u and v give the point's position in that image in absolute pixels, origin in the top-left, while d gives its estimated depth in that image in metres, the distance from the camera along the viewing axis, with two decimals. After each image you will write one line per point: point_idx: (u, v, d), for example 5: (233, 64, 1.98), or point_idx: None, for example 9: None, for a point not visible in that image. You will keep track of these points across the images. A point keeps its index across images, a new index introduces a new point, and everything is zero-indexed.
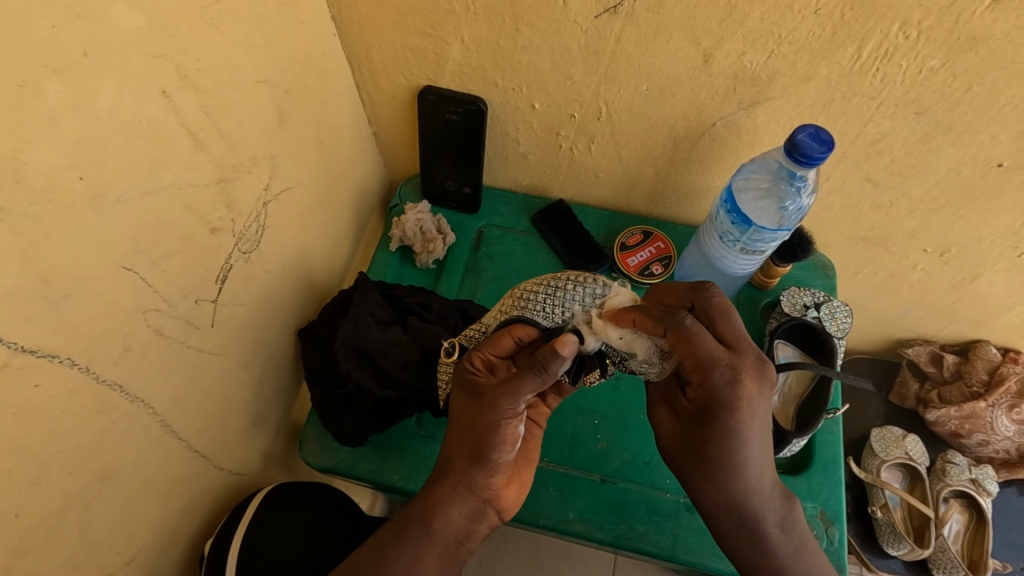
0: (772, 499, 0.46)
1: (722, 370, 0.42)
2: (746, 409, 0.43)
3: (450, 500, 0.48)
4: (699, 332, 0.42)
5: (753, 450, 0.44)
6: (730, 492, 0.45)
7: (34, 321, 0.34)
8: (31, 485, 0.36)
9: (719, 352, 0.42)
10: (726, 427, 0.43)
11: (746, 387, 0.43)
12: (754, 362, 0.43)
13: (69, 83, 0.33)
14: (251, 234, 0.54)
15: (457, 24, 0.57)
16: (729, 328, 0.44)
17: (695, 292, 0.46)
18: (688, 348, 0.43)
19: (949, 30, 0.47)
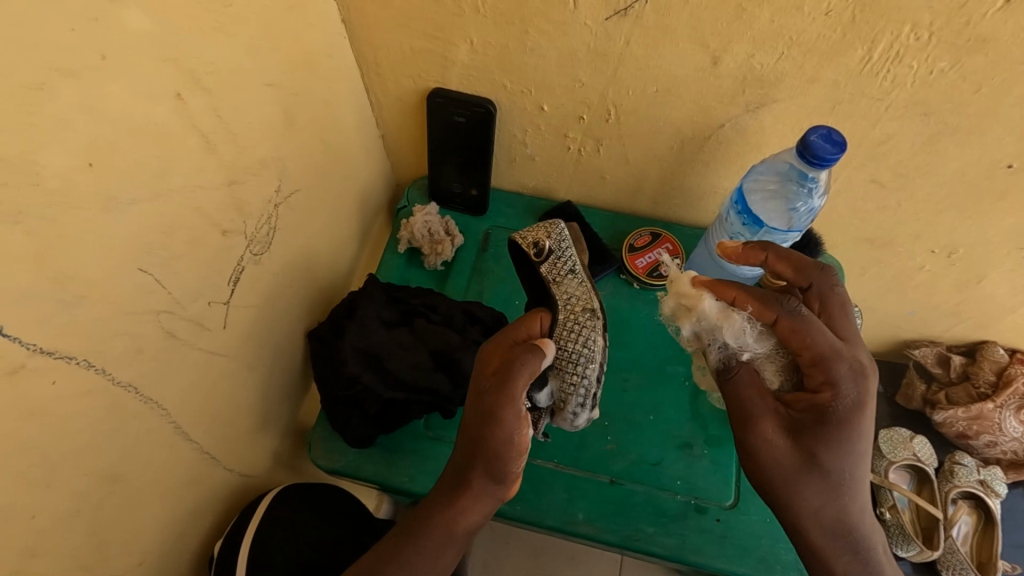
0: (862, 494, 0.49)
1: (844, 364, 0.47)
2: (863, 397, 0.47)
3: (463, 501, 0.47)
4: (815, 326, 0.47)
5: (863, 433, 0.48)
6: (841, 484, 0.47)
7: (48, 323, 0.34)
8: (43, 486, 0.36)
9: (840, 347, 0.47)
10: (840, 416, 0.47)
11: (851, 379, 0.47)
12: (852, 363, 0.47)
13: (83, 86, 0.33)
14: (261, 236, 0.54)
15: (465, 26, 0.58)
16: (840, 325, 0.49)
17: (799, 275, 0.50)
18: (804, 344, 0.47)
19: (957, 32, 0.47)
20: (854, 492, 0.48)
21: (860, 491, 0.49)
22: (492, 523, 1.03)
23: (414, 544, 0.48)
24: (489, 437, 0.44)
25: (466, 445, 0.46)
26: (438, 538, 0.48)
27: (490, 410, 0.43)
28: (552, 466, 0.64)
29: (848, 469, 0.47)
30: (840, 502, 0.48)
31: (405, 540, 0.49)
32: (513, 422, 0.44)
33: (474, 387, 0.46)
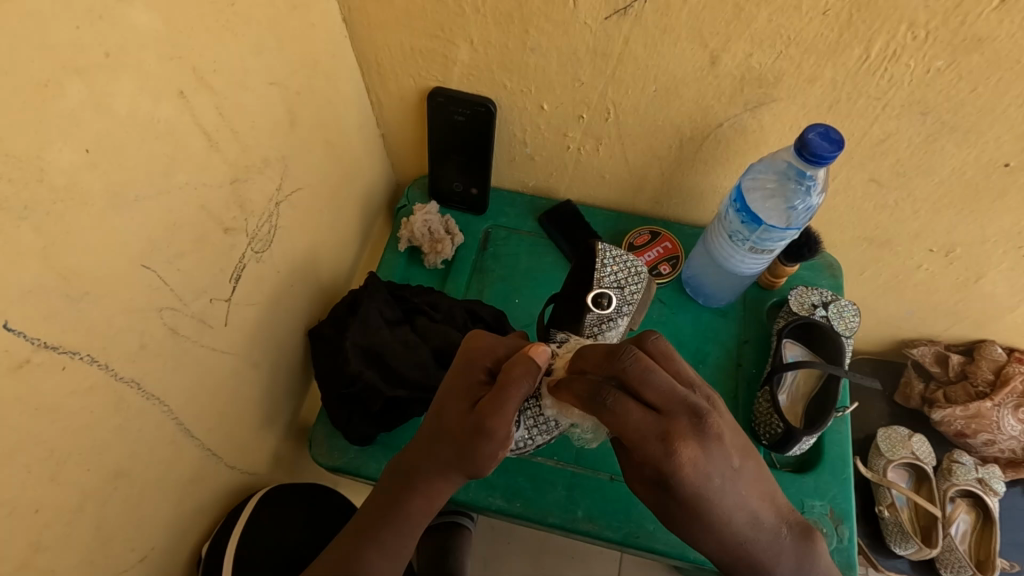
0: (784, 548, 0.44)
1: (652, 443, 0.39)
2: (693, 468, 0.40)
3: (426, 488, 0.50)
4: (623, 407, 0.40)
5: (728, 501, 0.42)
6: (727, 547, 0.43)
7: (54, 318, 0.35)
8: (47, 481, 0.36)
9: (648, 426, 0.40)
10: (687, 494, 0.41)
11: (684, 452, 0.39)
12: (690, 422, 0.40)
13: (88, 83, 0.34)
14: (263, 234, 0.54)
15: (466, 26, 0.58)
16: (654, 394, 0.40)
17: (611, 359, 0.42)
18: (615, 427, 0.41)
19: (954, 32, 0.47)
20: (770, 544, 0.44)
21: (781, 548, 0.44)
22: (492, 522, 1.04)
23: (372, 539, 0.49)
24: (475, 447, 0.46)
25: (444, 445, 0.49)
26: (399, 527, 0.49)
27: (481, 426, 0.45)
28: (553, 464, 0.65)
29: (736, 526, 0.42)
30: (740, 559, 0.44)
31: (367, 537, 0.49)
32: (500, 437, 0.46)
33: (468, 395, 0.48)
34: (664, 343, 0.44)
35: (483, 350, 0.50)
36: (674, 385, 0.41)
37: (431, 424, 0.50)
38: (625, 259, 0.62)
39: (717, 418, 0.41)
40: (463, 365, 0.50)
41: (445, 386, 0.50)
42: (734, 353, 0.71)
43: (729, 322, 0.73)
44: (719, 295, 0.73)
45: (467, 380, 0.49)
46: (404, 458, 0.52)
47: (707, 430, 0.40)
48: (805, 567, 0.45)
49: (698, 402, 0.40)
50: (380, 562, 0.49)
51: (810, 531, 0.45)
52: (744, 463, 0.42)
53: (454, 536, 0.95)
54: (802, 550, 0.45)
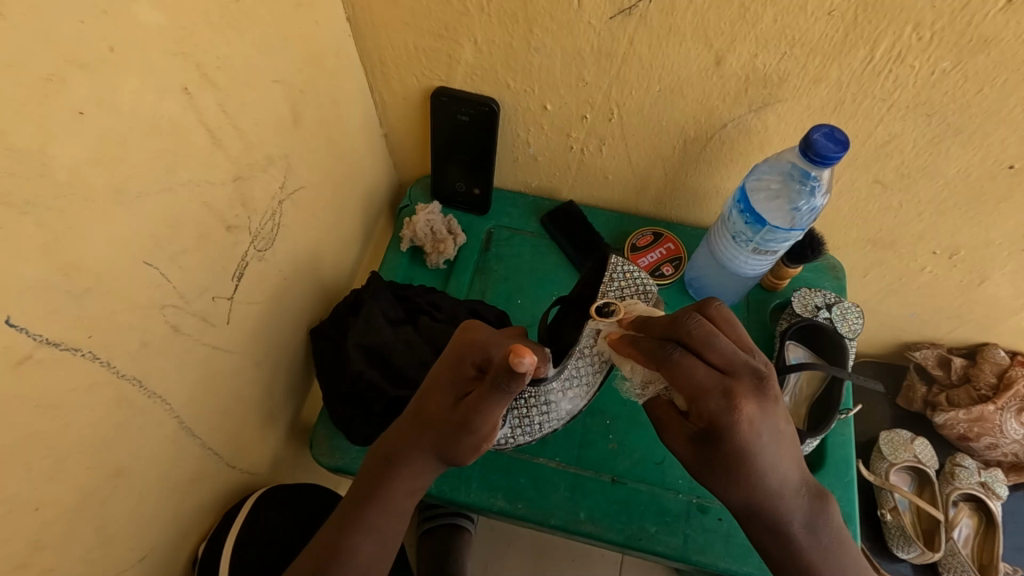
0: (800, 505, 0.44)
1: (714, 398, 0.41)
2: (750, 427, 0.41)
3: (410, 470, 0.50)
4: (688, 363, 0.42)
5: (771, 456, 0.42)
6: (758, 500, 0.43)
7: (55, 315, 0.34)
8: (49, 479, 0.36)
9: (712, 381, 0.41)
10: (736, 447, 0.41)
11: (744, 410, 0.41)
12: (752, 384, 0.41)
13: (93, 79, 0.33)
14: (266, 233, 0.54)
15: (470, 25, 0.58)
16: (717, 353, 0.42)
17: (676, 323, 0.45)
18: (677, 381, 0.42)
19: (960, 33, 0.47)
20: (793, 503, 0.44)
21: (798, 508, 0.44)
22: (492, 524, 1.03)
23: (357, 522, 0.48)
24: (456, 439, 0.48)
25: (430, 433, 0.49)
26: (383, 505, 0.49)
27: (467, 421, 0.46)
28: (554, 465, 0.65)
29: (769, 481, 0.42)
30: (764, 513, 0.43)
31: (351, 526, 0.48)
32: (484, 432, 0.47)
33: (456, 387, 0.49)
34: (726, 310, 0.46)
35: (476, 345, 0.50)
36: (736, 351, 0.42)
37: (414, 412, 0.51)
38: (636, 275, 0.60)
39: (774, 381, 0.42)
40: (458, 355, 0.50)
41: (431, 378, 0.51)
42: None
43: None
44: (722, 296, 0.73)
45: (458, 372, 0.49)
46: (390, 438, 0.52)
47: (767, 394, 0.41)
48: (820, 525, 0.44)
49: (760, 366, 0.42)
50: (366, 542, 0.48)
51: (826, 493, 0.45)
52: (787, 427, 0.43)
53: (454, 538, 0.95)
54: (816, 509, 0.45)
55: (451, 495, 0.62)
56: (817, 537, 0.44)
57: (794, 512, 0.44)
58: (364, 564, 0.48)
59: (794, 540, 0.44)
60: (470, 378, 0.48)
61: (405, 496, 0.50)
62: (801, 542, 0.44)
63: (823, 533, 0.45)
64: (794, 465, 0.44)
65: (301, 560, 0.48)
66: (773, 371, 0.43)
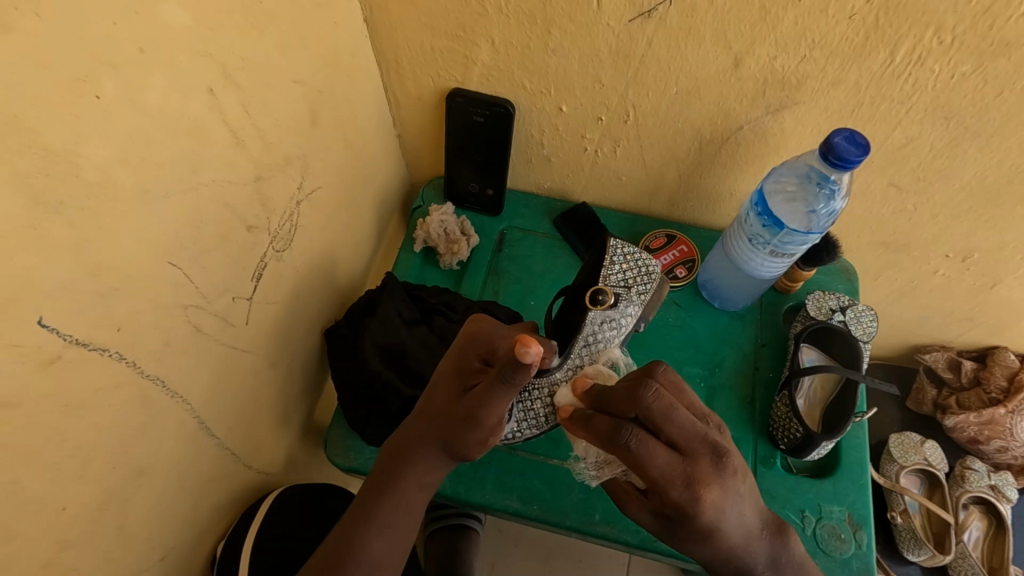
0: (763, 547, 0.45)
1: (677, 488, 0.40)
2: (714, 509, 0.41)
3: (420, 464, 0.50)
4: (649, 451, 0.40)
5: (733, 522, 0.43)
6: (723, 553, 0.44)
7: (84, 314, 0.34)
8: (75, 478, 0.36)
9: (675, 470, 0.40)
10: (701, 527, 0.42)
11: (708, 496, 0.41)
12: (711, 463, 0.41)
13: (123, 79, 0.33)
14: (284, 233, 0.54)
15: (488, 27, 0.58)
16: (676, 433, 0.41)
17: (634, 398, 0.42)
18: (639, 470, 0.41)
19: (981, 36, 0.47)
20: (758, 547, 0.45)
21: (762, 551, 0.45)
22: (500, 524, 1.03)
23: (369, 518, 0.49)
24: (462, 432, 0.48)
25: (437, 425, 0.49)
26: (394, 500, 0.50)
27: (472, 414, 0.46)
28: (568, 467, 0.65)
29: (733, 541, 0.43)
30: (729, 565, 0.44)
31: (364, 523, 0.48)
32: (490, 424, 0.47)
33: (462, 379, 0.49)
34: (673, 375, 0.46)
35: (481, 337, 0.50)
36: (695, 425, 0.41)
37: (422, 404, 0.51)
38: (637, 257, 0.60)
39: (733, 455, 0.42)
40: (464, 349, 0.50)
41: (438, 373, 0.51)
42: (751, 357, 0.71)
43: (746, 325, 0.73)
44: (736, 298, 0.73)
45: (463, 368, 0.49)
46: (401, 433, 0.52)
47: (725, 469, 0.41)
48: (783, 562, 0.46)
49: (718, 442, 0.42)
50: (380, 541, 0.48)
51: (786, 529, 0.47)
52: (748, 485, 0.44)
53: (463, 538, 0.95)
54: (779, 545, 0.46)
55: (466, 496, 0.62)
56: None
57: (758, 556, 0.45)
58: (378, 561, 0.48)
59: None
60: (476, 372, 0.49)
61: (417, 491, 0.50)
62: None
63: (786, 562, 0.47)
64: (754, 514, 0.45)
65: (316, 559, 0.48)
66: (728, 443, 0.43)
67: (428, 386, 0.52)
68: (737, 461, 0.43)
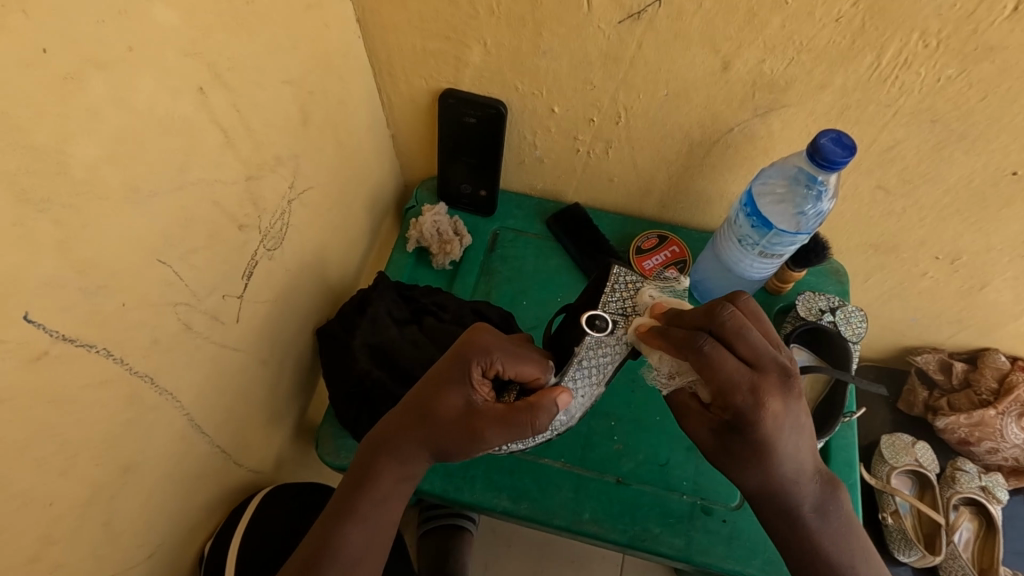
0: (813, 489, 0.46)
1: (742, 393, 0.41)
2: (773, 421, 0.42)
3: (400, 463, 0.50)
4: (718, 354, 0.41)
5: (791, 443, 0.43)
6: (774, 480, 0.44)
7: (71, 310, 0.35)
8: (61, 474, 0.36)
9: (740, 377, 0.41)
10: (760, 440, 0.42)
11: (772, 406, 0.41)
12: (778, 380, 0.42)
13: (111, 78, 0.34)
14: (274, 232, 0.54)
15: (479, 29, 0.58)
16: (744, 350, 0.42)
17: (710, 314, 0.43)
18: (708, 374, 0.42)
19: (965, 40, 0.47)
20: (807, 487, 0.45)
21: (809, 493, 0.45)
22: (493, 525, 1.03)
23: (349, 512, 0.49)
24: (460, 444, 0.48)
25: (427, 430, 0.49)
26: (375, 497, 0.49)
27: (479, 431, 0.47)
28: (558, 466, 0.65)
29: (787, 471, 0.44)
30: (778, 497, 0.45)
31: (343, 517, 0.48)
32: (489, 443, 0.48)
33: (463, 391, 0.49)
34: (754, 304, 0.46)
35: (487, 351, 0.50)
36: (765, 347, 0.43)
37: (412, 406, 0.50)
38: (638, 285, 0.57)
39: (798, 379, 0.44)
40: (463, 359, 0.50)
41: (434, 373, 0.51)
42: None
43: None
44: None
45: (461, 375, 0.49)
46: (382, 427, 0.51)
47: (792, 387, 0.42)
48: (830, 509, 0.46)
49: (787, 363, 0.43)
50: (357, 535, 0.48)
51: (837, 481, 0.46)
52: (806, 419, 0.44)
53: (456, 539, 0.95)
54: (828, 493, 0.46)
55: (456, 494, 0.63)
56: (827, 519, 0.46)
57: (806, 494, 0.45)
58: (358, 555, 0.48)
59: (805, 521, 0.46)
60: (471, 381, 0.49)
61: (397, 485, 0.50)
62: (812, 524, 0.46)
63: (833, 512, 0.46)
64: (808, 449, 0.45)
65: (297, 554, 0.49)
66: (796, 369, 0.44)
67: (420, 386, 0.51)
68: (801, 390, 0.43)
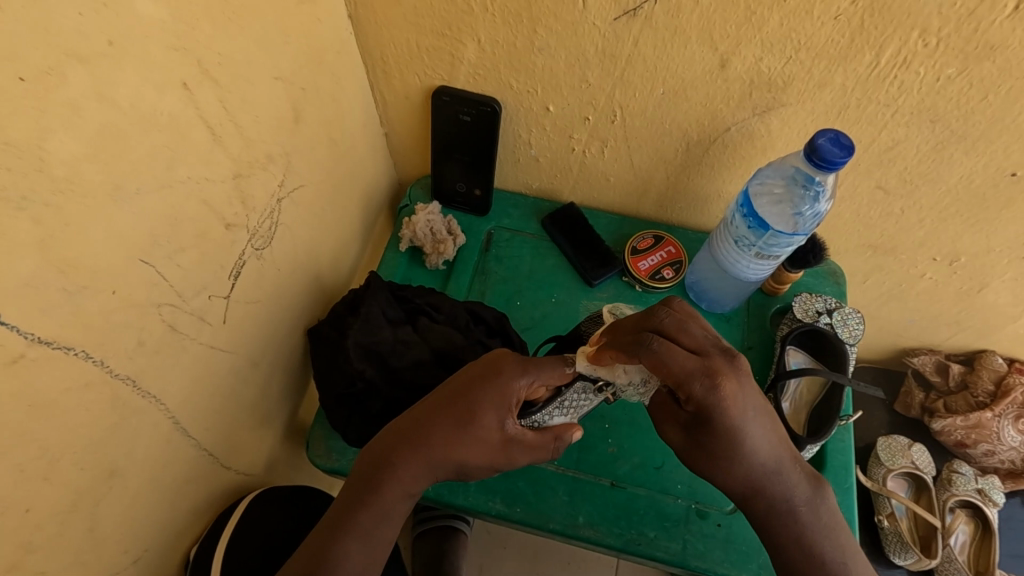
0: (799, 479, 0.46)
1: (698, 380, 0.42)
2: (734, 402, 0.42)
3: (404, 476, 0.48)
4: (669, 350, 0.42)
5: (757, 433, 0.44)
6: (752, 479, 0.45)
7: (50, 312, 0.34)
8: (41, 480, 0.36)
9: (693, 364, 0.42)
10: (726, 426, 0.43)
11: (726, 386, 0.42)
12: (725, 360, 0.43)
13: (91, 71, 0.33)
14: (265, 231, 0.54)
15: (474, 25, 0.57)
16: (695, 333, 0.44)
17: (647, 320, 0.46)
18: (659, 370, 0.43)
19: (966, 39, 0.47)
20: (790, 478, 0.46)
21: (796, 483, 0.46)
22: (488, 526, 1.03)
23: (348, 526, 0.47)
24: (488, 458, 0.49)
25: (445, 448, 0.48)
26: (378, 509, 0.48)
27: (513, 452, 0.50)
28: (552, 468, 0.64)
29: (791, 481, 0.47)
30: (763, 490, 0.45)
31: (343, 529, 0.47)
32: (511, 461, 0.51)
33: (500, 412, 0.48)
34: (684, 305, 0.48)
35: (528, 372, 0.49)
36: (706, 335, 0.44)
37: (430, 420, 0.49)
38: None
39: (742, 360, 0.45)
40: (497, 378, 0.49)
41: (463, 391, 0.49)
42: None
43: (733, 327, 0.73)
44: (723, 300, 0.73)
45: (501, 396, 0.48)
46: (385, 439, 0.50)
47: (739, 365, 0.43)
48: (817, 503, 0.47)
49: (727, 345, 0.44)
50: (357, 548, 0.47)
51: (820, 476, 0.47)
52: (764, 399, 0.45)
53: (450, 540, 0.94)
54: (814, 488, 0.47)
55: (449, 497, 0.62)
56: (816, 513, 0.47)
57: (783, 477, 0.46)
58: (358, 571, 0.46)
59: (797, 515, 0.46)
60: (507, 406, 0.48)
61: (400, 502, 0.49)
62: (801, 513, 0.46)
63: (819, 504, 0.47)
64: (771, 433, 0.45)
65: (294, 560, 0.47)
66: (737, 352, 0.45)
67: (452, 400, 0.49)
68: (741, 374, 0.43)
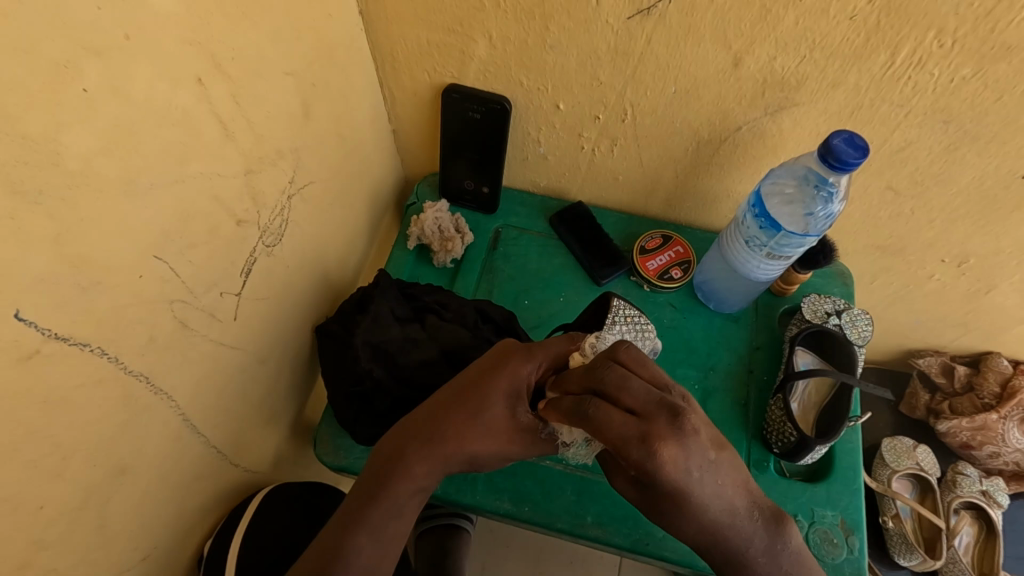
0: (756, 531, 0.43)
1: (634, 448, 0.38)
2: (675, 468, 0.38)
3: (416, 470, 0.48)
4: (604, 417, 0.40)
5: (709, 492, 0.40)
6: (706, 533, 0.42)
7: (65, 307, 0.33)
8: (53, 477, 0.35)
9: (630, 430, 0.39)
10: (669, 488, 0.39)
11: (664, 453, 0.38)
12: (668, 421, 0.39)
13: (107, 65, 0.32)
14: (274, 228, 0.53)
15: (485, 21, 0.57)
16: (637, 391, 0.40)
17: (591, 376, 0.43)
18: (599, 435, 0.40)
19: (982, 39, 0.47)
20: (748, 531, 0.42)
21: (756, 535, 0.43)
22: (492, 524, 1.03)
23: (360, 521, 0.46)
24: (500, 450, 0.49)
25: (455, 439, 0.48)
26: (391, 504, 0.47)
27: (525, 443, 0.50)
28: (559, 468, 0.64)
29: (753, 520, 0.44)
30: (719, 545, 0.42)
31: (355, 524, 0.46)
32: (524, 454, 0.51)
33: (510, 401, 0.49)
34: (638, 351, 0.44)
35: (536, 356, 0.50)
36: (650, 391, 0.40)
37: (440, 412, 0.49)
38: (637, 320, 0.62)
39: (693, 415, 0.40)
40: (506, 367, 0.50)
41: (473, 382, 0.50)
42: (746, 359, 0.71)
43: (741, 327, 0.72)
44: (731, 300, 0.72)
45: (512, 384, 0.49)
46: (398, 434, 0.50)
47: (685, 427, 0.39)
48: (780, 552, 0.44)
49: (674, 401, 0.40)
50: (369, 544, 0.46)
51: (784, 518, 0.44)
52: (720, 453, 0.41)
53: (454, 538, 0.94)
54: (777, 535, 0.44)
55: (457, 495, 0.62)
56: (777, 562, 0.44)
57: (741, 533, 0.42)
58: (369, 566, 0.45)
59: (755, 568, 0.43)
60: (518, 395, 0.49)
61: (412, 498, 0.48)
62: (760, 567, 0.43)
63: (782, 553, 0.44)
64: (727, 486, 0.41)
65: (304, 559, 0.46)
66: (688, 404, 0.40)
67: (461, 391, 0.50)
68: (683, 437, 0.38)
